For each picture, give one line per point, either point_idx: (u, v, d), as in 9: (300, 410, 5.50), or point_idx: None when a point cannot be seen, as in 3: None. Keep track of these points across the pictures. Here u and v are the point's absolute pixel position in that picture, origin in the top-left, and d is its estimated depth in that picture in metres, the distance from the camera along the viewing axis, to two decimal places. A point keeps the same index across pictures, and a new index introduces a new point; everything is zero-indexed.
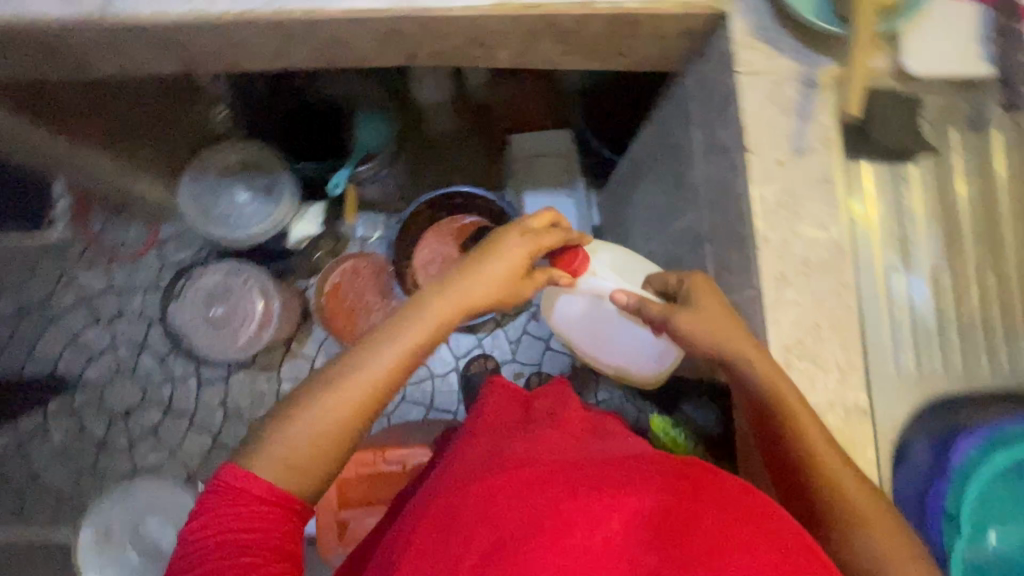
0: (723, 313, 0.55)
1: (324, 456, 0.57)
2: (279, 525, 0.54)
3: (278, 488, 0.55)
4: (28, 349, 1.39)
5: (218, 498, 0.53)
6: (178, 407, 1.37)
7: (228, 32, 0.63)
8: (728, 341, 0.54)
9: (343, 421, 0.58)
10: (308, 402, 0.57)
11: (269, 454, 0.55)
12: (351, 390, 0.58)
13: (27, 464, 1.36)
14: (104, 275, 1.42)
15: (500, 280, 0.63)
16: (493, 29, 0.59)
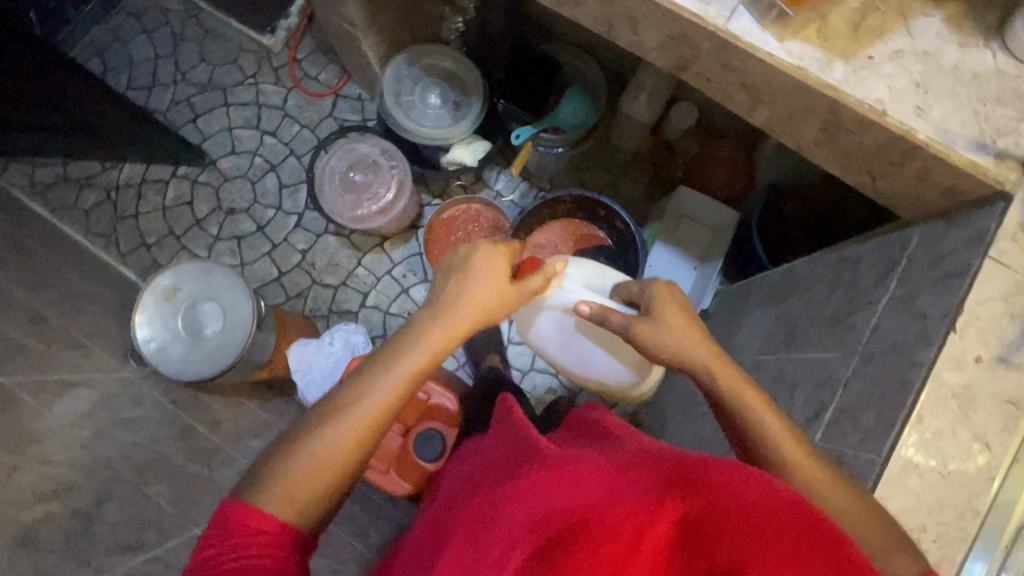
0: (685, 326, 0.66)
1: (331, 476, 0.65)
2: (277, 550, 0.60)
3: (279, 518, 0.62)
4: (194, 116, 1.55)
5: (213, 544, 0.59)
6: (268, 233, 1.47)
7: None
8: (683, 350, 0.64)
9: (361, 431, 0.66)
10: (307, 439, 0.65)
11: (277, 486, 0.63)
12: (351, 420, 0.65)
13: (136, 202, 1.50)
14: (282, 95, 1.54)
15: (489, 293, 0.72)
16: (774, 86, 0.60)
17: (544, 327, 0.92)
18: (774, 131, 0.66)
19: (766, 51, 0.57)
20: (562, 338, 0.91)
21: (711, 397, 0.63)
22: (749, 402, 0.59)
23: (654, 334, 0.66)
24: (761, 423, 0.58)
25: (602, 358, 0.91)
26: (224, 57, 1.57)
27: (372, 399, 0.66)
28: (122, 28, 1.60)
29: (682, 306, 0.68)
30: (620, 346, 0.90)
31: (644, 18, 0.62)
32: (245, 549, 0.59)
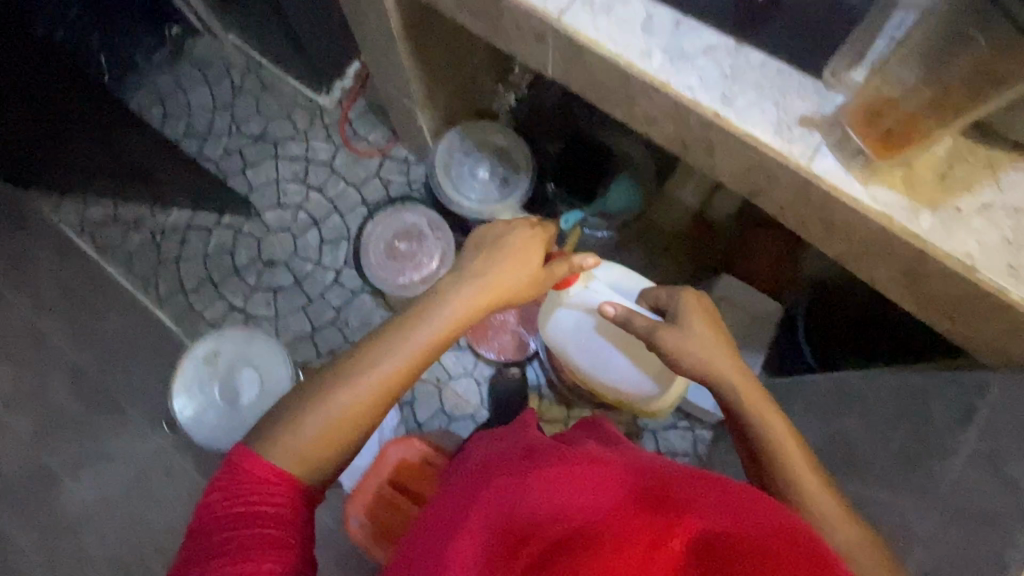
0: (705, 332, 0.77)
1: (336, 438, 0.66)
2: (284, 499, 0.61)
3: (285, 469, 0.62)
4: (244, 165, 1.59)
5: (223, 486, 0.60)
6: (305, 287, 1.48)
7: (631, 92, 0.65)
8: (704, 359, 0.75)
9: (374, 398, 0.67)
10: (316, 400, 0.66)
11: (287, 442, 0.64)
12: (358, 382, 0.67)
13: (179, 246, 1.52)
14: (331, 152, 1.58)
15: (512, 268, 0.77)
16: (856, 228, 0.59)
17: (567, 324, 1.01)
18: (848, 263, 0.64)
19: (851, 195, 0.56)
20: (582, 336, 1.01)
21: (726, 404, 0.75)
22: (763, 416, 0.72)
23: (677, 340, 0.77)
24: (774, 437, 0.70)
25: (618, 358, 1.01)
26: (278, 111, 1.63)
27: (379, 365, 0.68)
28: (184, 77, 1.66)
29: (707, 317, 0.79)
30: (637, 348, 0.99)
31: (721, 149, 0.62)
32: (251, 495, 0.60)
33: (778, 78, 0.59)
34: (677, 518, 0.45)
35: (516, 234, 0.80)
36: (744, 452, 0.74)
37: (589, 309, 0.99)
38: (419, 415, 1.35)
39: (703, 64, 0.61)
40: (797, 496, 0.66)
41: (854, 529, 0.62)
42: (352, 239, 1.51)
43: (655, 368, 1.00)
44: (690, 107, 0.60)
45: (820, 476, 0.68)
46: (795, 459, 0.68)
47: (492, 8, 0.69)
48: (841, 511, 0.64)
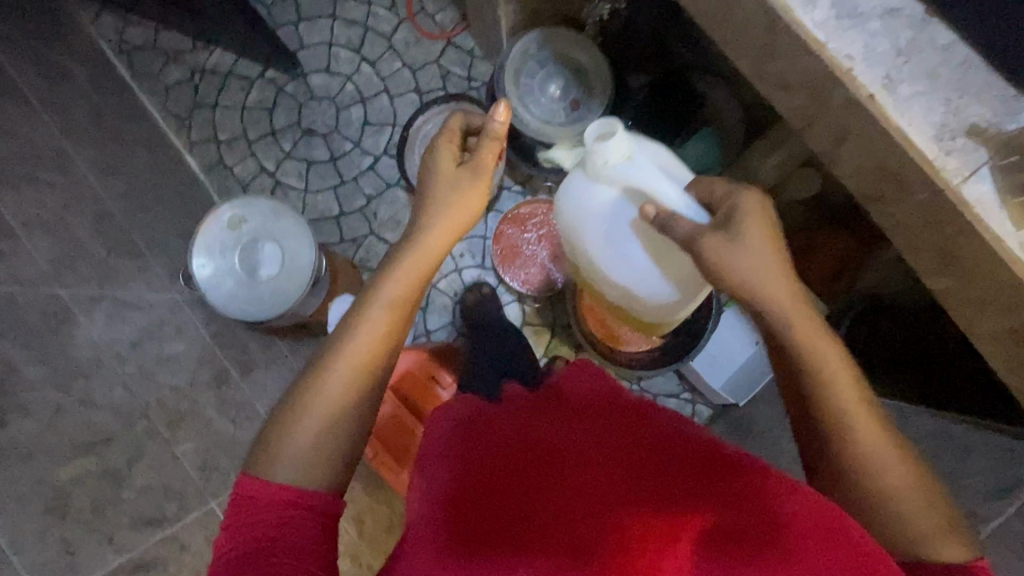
0: (764, 240, 0.61)
1: (338, 426, 0.63)
2: (303, 524, 0.56)
3: (296, 487, 0.59)
4: (298, 17, 1.44)
5: (234, 519, 0.56)
6: (340, 167, 1.40)
7: (777, 45, 0.54)
8: (756, 281, 0.61)
9: (359, 379, 0.65)
10: (307, 399, 0.63)
11: (287, 457, 0.60)
12: (347, 361, 0.65)
13: (217, 92, 1.42)
14: (393, 24, 1.43)
15: (463, 205, 0.71)
16: (983, 274, 0.51)
17: (593, 200, 0.76)
18: (945, 305, 0.57)
19: (996, 233, 0.48)
20: (607, 225, 0.76)
21: (767, 326, 0.63)
22: (818, 351, 0.61)
23: (727, 255, 0.61)
24: (828, 383, 0.60)
25: (644, 261, 0.77)
26: None
27: (356, 343, 0.66)
28: None
29: (767, 223, 0.62)
30: (670, 251, 0.76)
31: (856, 141, 0.53)
32: (267, 526, 0.55)
33: (960, 68, 0.50)
34: (687, 515, 0.44)
35: (440, 165, 0.72)
36: (792, 405, 0.64)
37: (625, 187, 0.73)
38: (429, 322, 1.31)
39: (876, 30, 0.51)
40: (841, 436, 0.59)
41: (904, 478, 0.58)
42: (398, 128, 1.41)
43: (684, 278, 0.78)
44: (843, 81, 0.51)
45: (874, 415, 0.60)
46: (850, 399, 0.60)
47: None
48: (897, 456, 0.58)
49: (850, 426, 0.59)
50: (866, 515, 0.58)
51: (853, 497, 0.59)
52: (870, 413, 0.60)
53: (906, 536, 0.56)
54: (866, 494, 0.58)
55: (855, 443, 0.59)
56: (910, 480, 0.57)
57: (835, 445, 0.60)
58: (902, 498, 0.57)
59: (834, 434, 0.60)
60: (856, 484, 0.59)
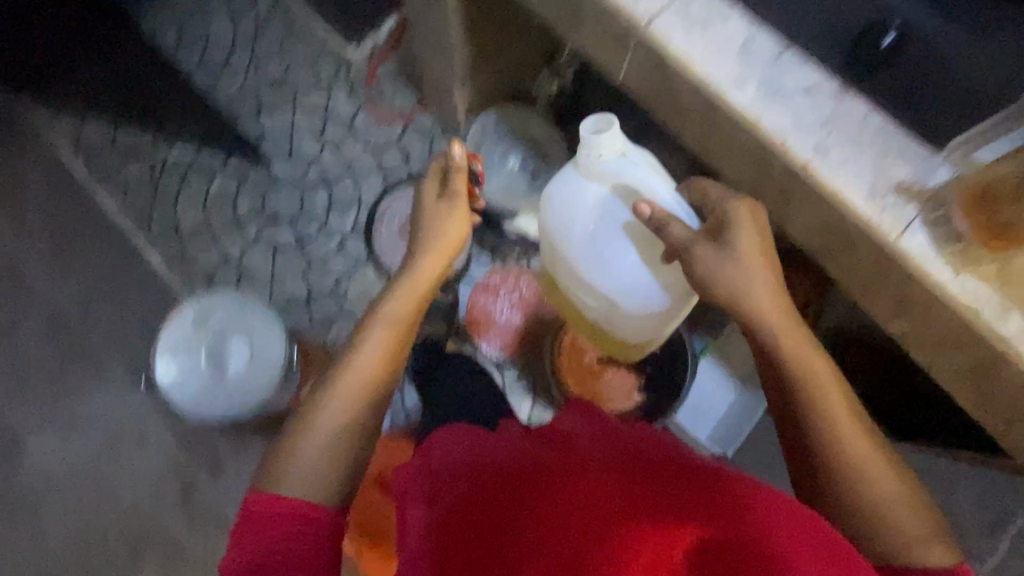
0: (750, 242, 0.64)
1: (339, 450, 0.65)
2: (314, 536, 0.59)
3: (307, 501, 0.61)
4: (258, 108, 1.48)
5: (252, 530, 0.59)
6: (306, 249, 1.40)
7: (718, 121, 0.59)
8: (739, 289, 0.63)
9: (363, 395, 0.69)
10: (310, 418, 0.66)
11: (296, 473, 0.62)
12: (347, 382, 0.69)
13: (177, 184, 1.42)
14: (353, 109, 1.48)
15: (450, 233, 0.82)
16: (934, 318, 0.54)
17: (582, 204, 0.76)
18: (907, 347, 0.59)
19: (939, 280, 0.52)
20: (595, 227, 0.75)
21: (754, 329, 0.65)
22: (802, 357, 0.63)
23: (714, 263, 0.64)
24: (816, 388, 0.62)
25: (631, 264, 0.75)
26: (303, 55, 1.51)
27: (359, 360, 0.71)
28: (206, 4, 1.54)
29: (757, 231, 0.65)
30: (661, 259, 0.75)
31: (802, 203, 0.57)
32: (281, 538, 0.58)
33: (881, 132, 0.55)
34: (681, 526, 0.42)
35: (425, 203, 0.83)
36: (781, 415, 0.65)
37: (615, 187, 0.74)
38: (408, 399, 1.22)
39: (802, 105, 0.56)
40: (833, 447, 0.60)
41: (893, 490, 0.58)
42: (363, 206, 1.43)
43: (671, 285, 0.77)
44: (779, 152, 0.55)
45: (862, 425, 0.61)
46: (838, 406, 0.61)
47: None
48: (886, 467, 0.59)
49: (840, 435, 0.60)
50: (860, 531, 0.57)
51: (846, 512, 0.58)
52: (855, 418, 0.61)
53: (902, 548, 0.55)
54: (858, 505, 0.58)
55: (846, 448, 0.60)
56: (900, 490, 0.58)
57: (827, 455, 0.60)
58: (894, 510, 0.57)
59: (827, 444, 0.60)
60: (849, 496, 0.58)
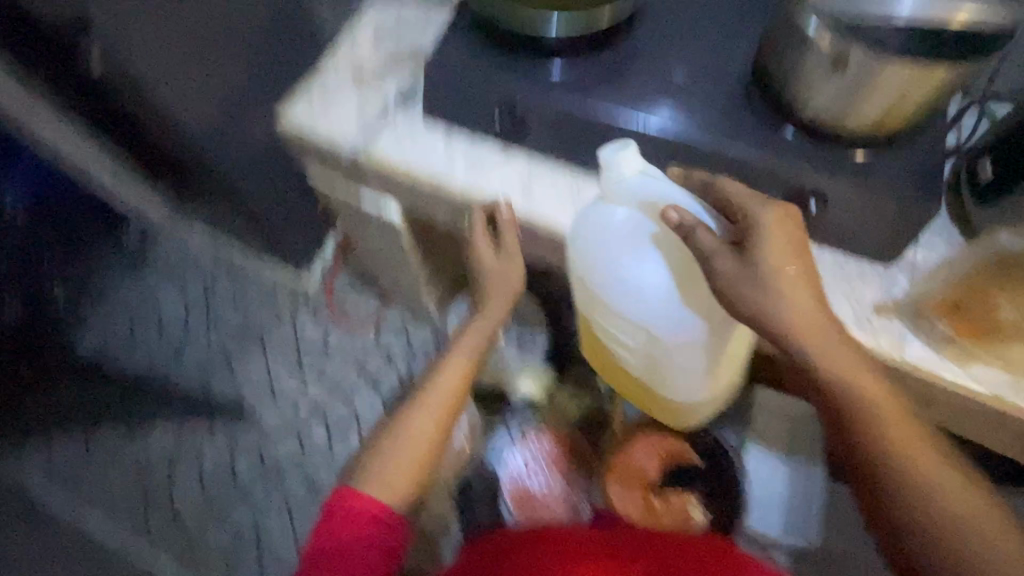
0: (792, 248, 0.55)
1: (420, 459, 0.70)
2: (379, 535, 0.66)
3: (383, 506, 0.67)
4: (228, 367, 1.47)
5: (333, 514, 0.67)
6: (321, 491, 1.36)
7: None
8: (778, 302, 0.54)
9: (434, 419, 0.71)
10: (393, 426, 0.71)
11: (377, 476, 0.68)
12: (431, 403, 0.71)
13: (172, 476, 1.39)
14: (323, 333, 1.49)
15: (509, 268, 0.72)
16: (963, 406, 0.60)
17: (603, 227, 0.62)
18: (955, 429, 0.64)
19: (954, 378, 0.58)
20: (617, 256, 0.62)
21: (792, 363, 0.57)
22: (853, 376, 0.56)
23: (743, 280, 0.54)
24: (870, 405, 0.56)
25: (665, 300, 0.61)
26: (257, 299, 1.53)
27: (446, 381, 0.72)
28: (147, 282, 1.55)
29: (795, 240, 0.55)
30: (696, 284, 0.61)
31: None
32: (353, 532, 0.65)
33: (840, 265, 0.63)
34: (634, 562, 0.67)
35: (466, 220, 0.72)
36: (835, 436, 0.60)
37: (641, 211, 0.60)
38: None
39: None
40: (892, 475, 0.57)
41: (957, 503, 0.56)
42: (363, 424, 1.41)
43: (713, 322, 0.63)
44: None
45: (920, 438, 0.58)
46: (896, 429, 0.57)
47: (542, 240, 0.70)
48: (947, 478, 0.56)
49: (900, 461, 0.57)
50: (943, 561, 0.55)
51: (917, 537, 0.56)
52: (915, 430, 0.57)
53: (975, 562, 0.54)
54: (932, 535, 0.56)
55: (904, 464, 0.57)
56: (962, 501, 0.56)
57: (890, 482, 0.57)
58: (966, 528, 0.55)
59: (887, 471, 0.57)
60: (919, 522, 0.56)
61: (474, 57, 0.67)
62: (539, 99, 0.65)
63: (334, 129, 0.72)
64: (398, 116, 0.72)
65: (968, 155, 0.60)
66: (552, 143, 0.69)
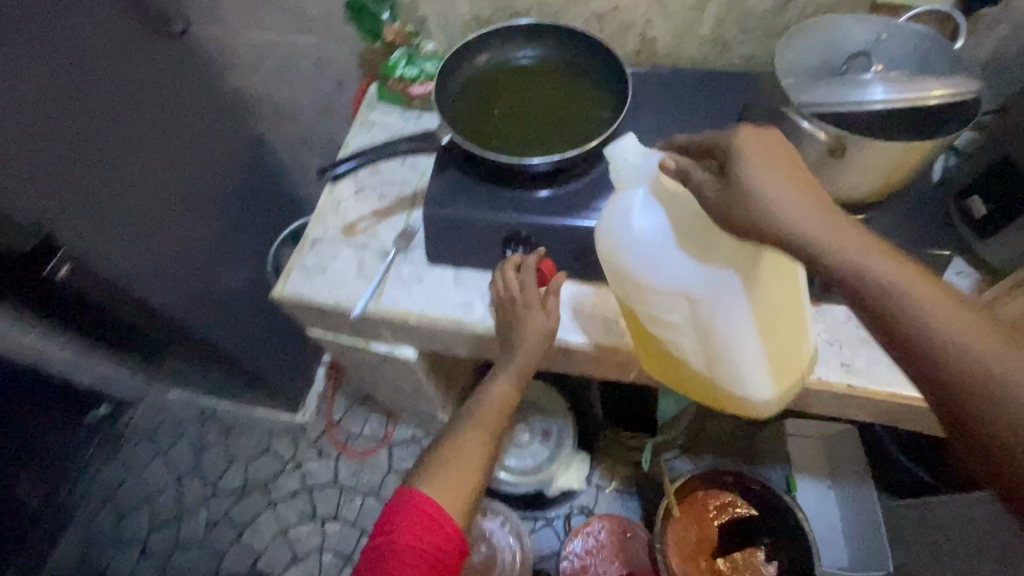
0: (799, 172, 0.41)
1: (470, 489, 0.60)
2: (449, 549, 0.56)
3: (448, 513, 0.58)
4: (235, 533, 1.33)
5: (396, 511, 0.57)
6: None
7: None
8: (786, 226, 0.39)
9: (474, 453, 0.62)
10: (432, 459, 0.61)
11: (433, 483, 0.59)
12: (467, 437, 0.63)
13: None
14: (331, 467, 1.37)
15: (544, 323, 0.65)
16: None
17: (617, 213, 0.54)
18: None
19: None
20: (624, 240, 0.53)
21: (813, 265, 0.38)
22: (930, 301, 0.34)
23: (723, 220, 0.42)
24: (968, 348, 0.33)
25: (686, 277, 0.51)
26: (253, 449, 1.41)
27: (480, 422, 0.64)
28: (130, 459, 1.42)
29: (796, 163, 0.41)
30: (718, 249, 0.49)
31: (868, 405, 0.63)
32: (416, 536, 0.55)
33: None
34: None
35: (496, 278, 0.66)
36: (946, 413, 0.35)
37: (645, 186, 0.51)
38: None
39: None
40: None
41: None
42: None
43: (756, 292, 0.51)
44: (819, 387, 0.62)
45: None
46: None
47: (575, 351, 0.68)
48: None
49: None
50: None
51: None
52: None
53: None
54: None
55: None
56: None
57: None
58: None
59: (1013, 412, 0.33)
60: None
61: (470, 196, 0.66)
62: (547, 224, 0.64)
63: (335, 290, 0.69)
64: (399, 260, 0.70)
65: (954, 197, 0.65)
66: (568, 260, 0.68)
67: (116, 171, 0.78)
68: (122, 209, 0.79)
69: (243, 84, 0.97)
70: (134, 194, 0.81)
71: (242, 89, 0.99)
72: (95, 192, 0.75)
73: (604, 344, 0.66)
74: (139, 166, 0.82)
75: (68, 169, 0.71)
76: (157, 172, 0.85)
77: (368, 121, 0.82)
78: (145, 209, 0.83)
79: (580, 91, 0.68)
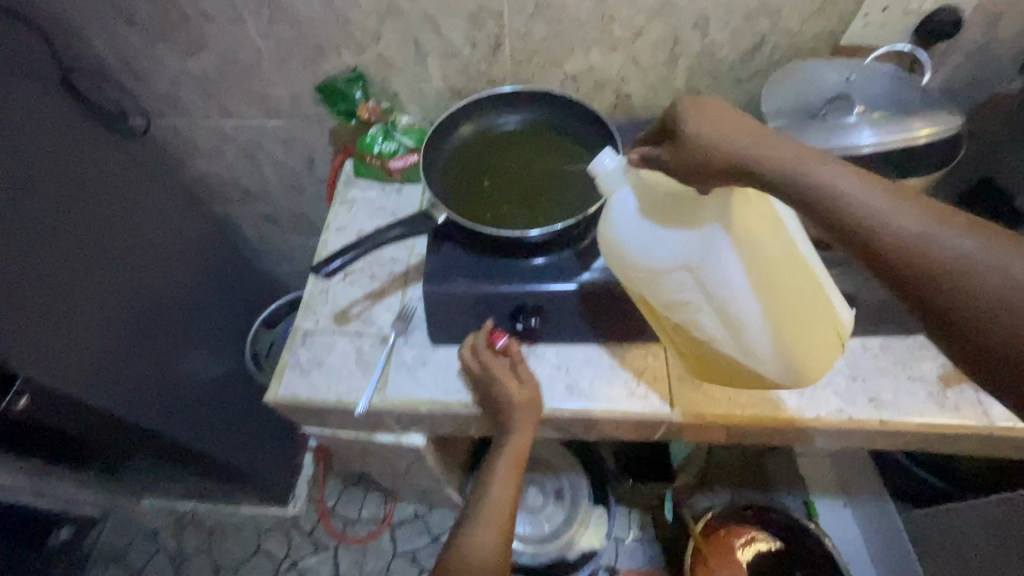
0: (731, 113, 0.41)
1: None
2: None
3: None
4: None
5: None
6: None
7: (789, 429, 0.63)
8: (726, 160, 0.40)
9: (491, 541, 0.60)
10: (448, 557, 0.60)
11: None
12: (481, 523, 0.61)
13: None
14: (330, 561, 1.26)
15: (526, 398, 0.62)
16: None
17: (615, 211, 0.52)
18: None
19: None
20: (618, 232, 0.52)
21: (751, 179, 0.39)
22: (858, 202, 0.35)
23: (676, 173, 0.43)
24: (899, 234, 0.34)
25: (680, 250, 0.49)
26: (241, 553, 1.28)
27: (495, 490, 0.63)
28: None
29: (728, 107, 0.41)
30: (701, 214, 0.48)
31: (902, 436, 0.62)
32: None
33: (889, 351, 0.65)
34: None
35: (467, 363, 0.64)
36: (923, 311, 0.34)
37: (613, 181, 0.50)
38: None
39: (829, 379, 0.64)
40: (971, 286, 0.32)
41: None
42: None
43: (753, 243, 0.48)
44: (852, 424, 0.61)
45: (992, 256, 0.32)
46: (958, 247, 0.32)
47: (600, 418, 0.64)
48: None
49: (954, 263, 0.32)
50: None
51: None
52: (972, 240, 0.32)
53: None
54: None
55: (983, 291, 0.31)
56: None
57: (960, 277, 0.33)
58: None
59: (944, 285, 0.33)
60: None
61: (470, 270, 0.62)
62: (556, 290, 0.60)
63: (335, 384, 0.64)
64: (401, 344, 0.67)
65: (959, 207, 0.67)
66: (579, 324, 0.65)
67: (87, 289, 0.71)
68: (100, 329, 0.72)
69: (207, 171, 0.93)
70: (110, 311, 0.74)
71: (207, 176, 0.94)
72: (69, 315, 0.68)
73: (630, 409, 0.63)
74: (111, 277, 0.75)
75: (36, 300, 0.64)
76: (130, 283, 0.78)
77: (347, 199, 0.79)
78: (122, 323, 0.75)
79: (569, 155, 0.68)
